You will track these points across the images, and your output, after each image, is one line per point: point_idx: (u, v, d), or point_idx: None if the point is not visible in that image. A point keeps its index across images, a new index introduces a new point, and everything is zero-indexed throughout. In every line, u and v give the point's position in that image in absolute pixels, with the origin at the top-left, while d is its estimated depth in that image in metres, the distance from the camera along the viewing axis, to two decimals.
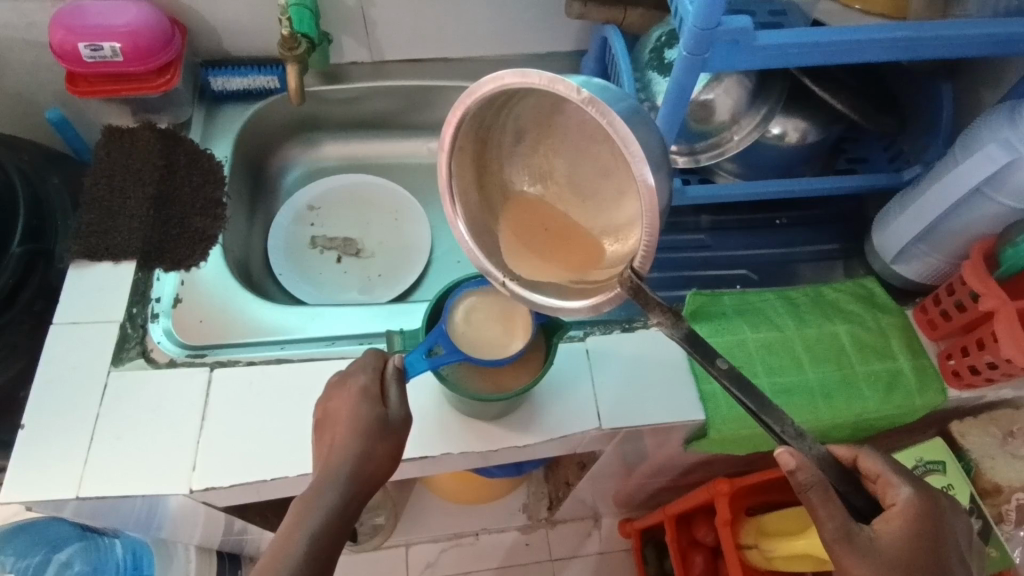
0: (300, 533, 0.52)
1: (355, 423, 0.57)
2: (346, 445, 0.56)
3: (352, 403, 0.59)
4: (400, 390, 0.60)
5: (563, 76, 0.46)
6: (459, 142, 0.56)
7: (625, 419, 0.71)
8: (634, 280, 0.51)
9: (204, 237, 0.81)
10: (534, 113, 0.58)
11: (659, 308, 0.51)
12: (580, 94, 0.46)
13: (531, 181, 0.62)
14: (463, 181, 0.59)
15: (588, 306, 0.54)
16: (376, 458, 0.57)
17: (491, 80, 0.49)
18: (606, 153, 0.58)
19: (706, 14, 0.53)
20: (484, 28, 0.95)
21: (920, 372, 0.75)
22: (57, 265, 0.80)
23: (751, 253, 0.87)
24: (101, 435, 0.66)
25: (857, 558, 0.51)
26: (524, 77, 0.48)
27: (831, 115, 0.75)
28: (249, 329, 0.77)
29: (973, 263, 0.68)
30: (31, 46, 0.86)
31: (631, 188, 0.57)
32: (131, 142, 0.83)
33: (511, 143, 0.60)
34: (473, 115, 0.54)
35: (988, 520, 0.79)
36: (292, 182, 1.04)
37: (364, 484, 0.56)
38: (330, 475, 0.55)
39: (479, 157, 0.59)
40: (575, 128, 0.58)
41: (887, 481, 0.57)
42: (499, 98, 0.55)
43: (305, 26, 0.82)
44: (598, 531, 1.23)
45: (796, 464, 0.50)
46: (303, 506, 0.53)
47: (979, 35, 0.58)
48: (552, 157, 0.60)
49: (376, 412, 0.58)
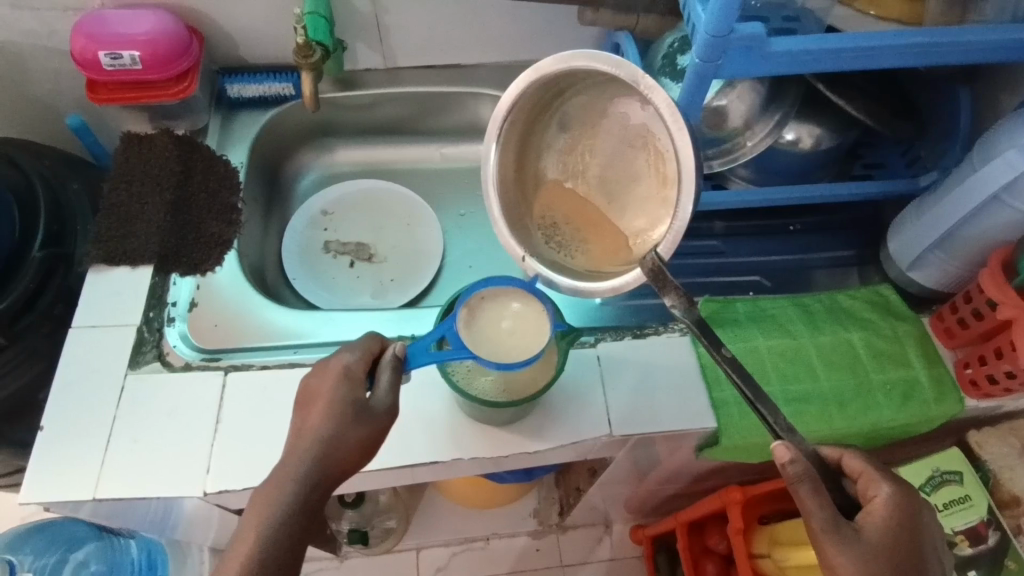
0: (272, 509, 0.52)
1: (333, 408, 0.56)
2: (317, 429, 0.55)
3: (333, 384, 0.57)
4: (392, 377, 0.58)
5: (630, 62, 0.56)
6: (513, 116, 0.63)
7: (636, 426, 0.71)
8: (657, 263, 0.56)
9: (220, 242, 0.82)
10: (579, 109, 0.65)
11: (675, 291, 0.55)
12: (643, 81, 0.55)
13: (563, 176, 0.66)
14: (505, 156, 0.64)
15: (611, 285, 0.58)
16: (346, 446, 0.55)
17: (563, 59, 0.58)
18: (639, 160, 0.64)
19: (719, 23, 0.53)
20: (497, 36, 0.96)
21: (937, 382, 0.74)
22: (76, 269, 0.81)
23: (765, 259, 0.86)
24: (117, 439, 0.67)
25: (840, 548, 0.50)
26: (596, 60, 0.57)
27: (847, 121, 0.75)
28: (263, 333, 0.78)
29: (992, 271, 0.67)
30: (53, 54, 0.87)
31: (657, 197, 0.62)
32: (149, 148, 0.84)
33: (554, 134, 0.66)
34: (533, 92, 0.62)
35: (1005, 532, 0.78)
36: (308, 186, 1.05)
37: (329, 471, 0.55)
38: (296, 462, 0.54)
39: (524, 140, 0.66)
40: (616, 133, 0.64)
41: (870, 477, 0.55)
42: (558, 83, 0.62)
43: (321, 34, 0.83)
44: (610, 537, 1.23)
45: (790, 456, 0.49)
46: (266, 496, 0.53)
47: (999, 41, 0.57)
48: (587, 157, 0.66)
49: (355, 396, 0.57)
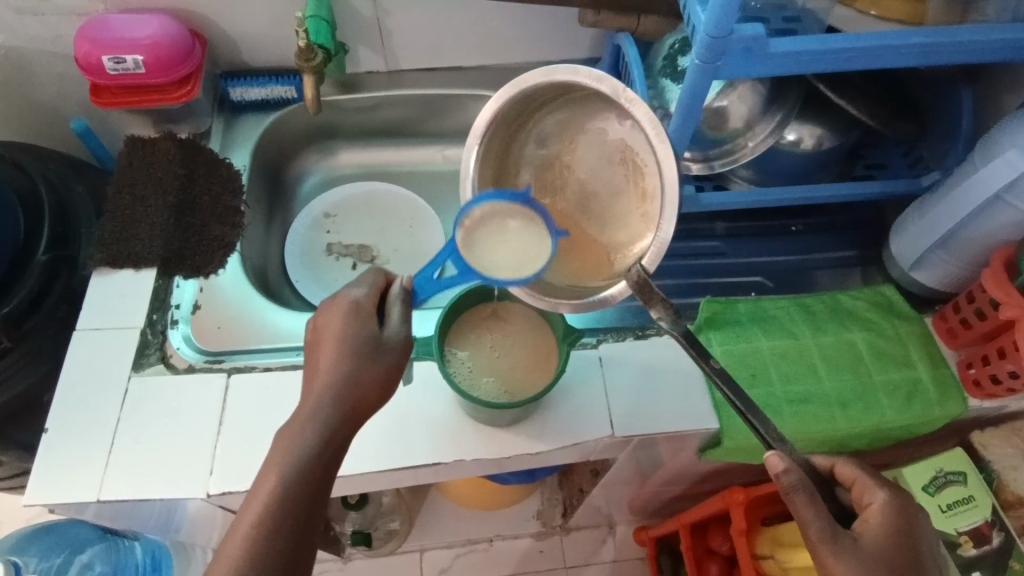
0: (294, 453, 0.51)
1: (347, 347, 0.55)
2: (333, 369, 0.55)
3: (343, 322, 0.57)
4: (402, 312, 0.59)
5: (610, 76, 0.56)
6: (491, 131, 0.63)
7: (638, 427, 0.71)
8: (642, 275, 0.57)
9: (223, 244, 0.82)
10: (556, 124, 0.65)
11: (660, 303, 0.56)
12: (624, 94, 0.56)
13: (540, 192, 0.66)
14: (483, 172, 0.64)
15: (601, 298, 0.58)
16: (364, 382, 0.55)
17: (540, 73, 0.58)
18: (619, 174, 0.63)
19: (719, 24, 0.53)
20: (499, 38, 0.96)
21: (940, 382, 0.74)
22: (80, 272, 0.82)
23: (767, 260, 0.86)
24: (121, 440, 0.67)
25: (841, 558, 0.50)
26: (575, 73, 0.57)
27: (849, 122, 0.75)
28: (265, 335, 0.78)
29: (994, 271, 0.67)
30: (57, 58, 0.88)
31: (638, 211, 0.62)
32: (152, 152, 0.84)
33: (532, 149, 0.66)
34: (510, 107, 0.62)
35: (1009, 534, 0.77)
36: (309, 189, 1.05)
37: (350, 407, 0.54)
38: (317, 402, 0.53)
39: (502, 156, 0.66)
40: (596, 148, 0.64)
41: (864, 484, 0.56)
42: (536, 97, 0.63)
43: (322, 37, 0.83)
44: (613, 538, 1.23)
45: (783, 467, 0.51)
46: (286, 442, 0.51)
47: (1001, 40, 0.57)
48: (566, 172, 0.65)
49: (369, 330, 0.57)
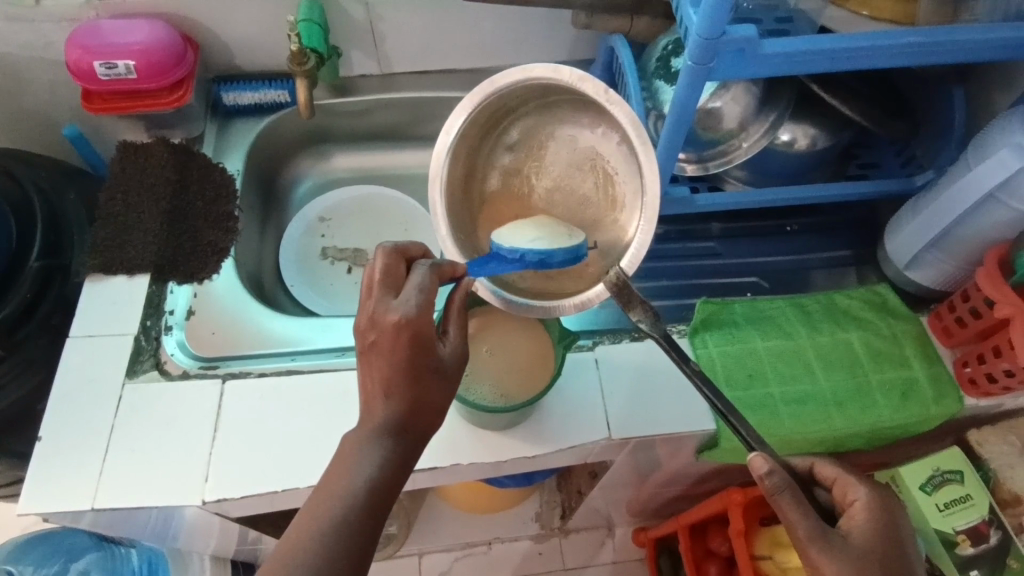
0: (349, 482, 0.46)
1: (415, 371, 0.50)
2: (400, 391, 0.50)
3: (409, 346, 0.50)
4: (459, 328, 0.54)
5: (591, 76, 0.56)
6: (463, 131, 0.62)
7: (636, 429, 0.71)
8: (621, 277, 0.57)
9: (216, 249, 0.82)
10: (525, 130, 0.66)
11: (640, 306, 0.58)
12: (605, 93, 0.56)
13: (506, 196, 0.66)
14: (452, 173, 0.64)
15: (576, 303, 0.58)
16: (430, 401, 0.51)
17: (520, 71, 0.58)
18: (588, 183, 0.64)
19: (710, 25, 0.53)
20: (492, 41, 0.96)
21: (936, 381, 0.74)
22: (73, 279, 0.81)
23: (762, 260, 0.86)
24: (115, 448, 0.67)
25: (830, 557, 0.50)
26: (555, 72, 0.57)
27: (841, 122, 0.75)
28: (259, 341, 0.78)
29: (988, 270, 0.67)
30: (48, 64, 0.87)
31: (607, 219, 0.63)
32: (145, 158, 0.84)
33: (499, 154, 0.66)
34: (485, 108, 0.62)
35: (1006, 532, 0.76)
36: (304, 194, 1.06)
37: (414, 427, 0.50)
38: (379, 424, 0.49)
39: (470, 159, 0.65)
40: (566, 155, 0.65)
41: (846, 482, 0.57)
42: (511, 100, 0.63)
43: (315, 41, 0.82)
44: (612, 540, 1.23)
45: (768, 468, 0.51)
46: (343, 464, 0.48)
47: (991, 40, 0.57)
48: (533, 180, 0.66)
49: (433, 356, 0.51)
